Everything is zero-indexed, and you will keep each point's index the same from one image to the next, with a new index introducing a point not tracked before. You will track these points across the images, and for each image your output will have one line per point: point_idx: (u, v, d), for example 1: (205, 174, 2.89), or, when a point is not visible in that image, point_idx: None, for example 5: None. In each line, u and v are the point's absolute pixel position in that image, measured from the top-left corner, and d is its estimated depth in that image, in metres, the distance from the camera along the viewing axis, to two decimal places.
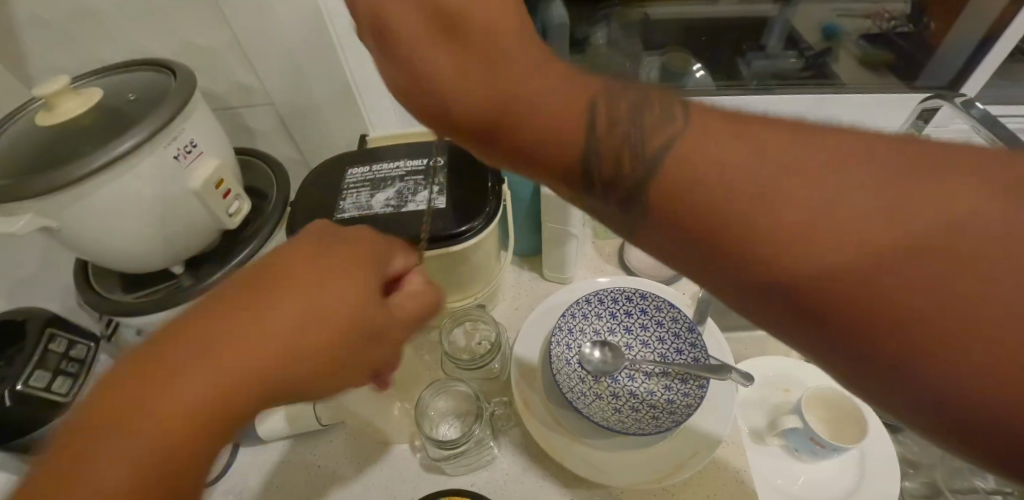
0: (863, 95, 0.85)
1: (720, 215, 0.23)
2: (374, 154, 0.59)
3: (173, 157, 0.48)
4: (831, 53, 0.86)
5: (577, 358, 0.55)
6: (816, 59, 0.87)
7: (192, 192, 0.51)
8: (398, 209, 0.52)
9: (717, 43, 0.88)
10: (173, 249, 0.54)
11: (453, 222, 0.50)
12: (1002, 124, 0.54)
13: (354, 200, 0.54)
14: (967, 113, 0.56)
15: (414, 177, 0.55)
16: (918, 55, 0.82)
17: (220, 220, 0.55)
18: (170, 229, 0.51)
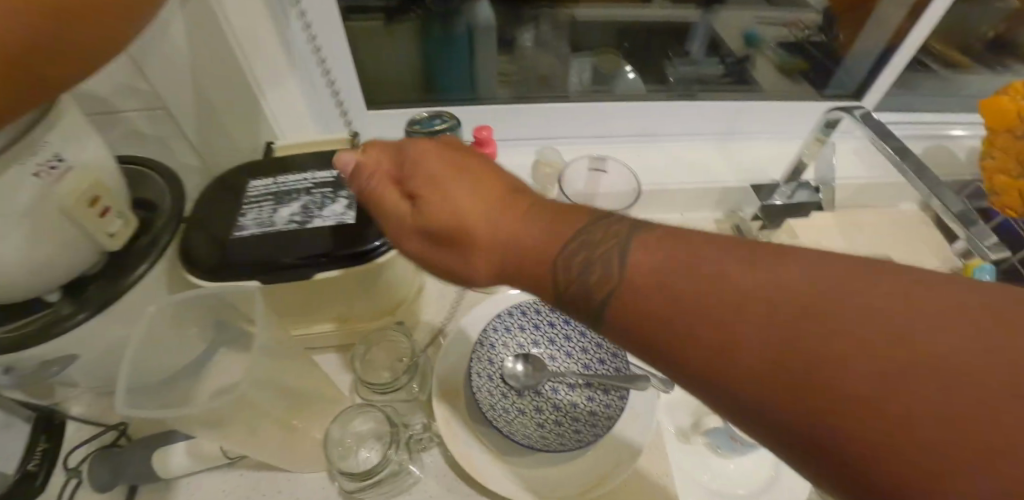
0: (780, 102, 0.88)
1: (664, 320, 0.26)
2: (280, 165, 0.55)
3: (33, 173, 0.41)
4: (750, 60, 0.89)
5: (499, 374, 0.53)
6: (737, 67, 0.90)
7: (58, 212, 0.44)
8: (303, 225, 0.49)
9: (644, 48, 0.89)
10: (41, 277, 0.47)
11: (364, 239, 0.48)
12: (895, 136, 0.57)
13: (255, 216, 0.50)
14: (865, 126, 0.59)
15: (322, 190, 0.51)
16: (826, 64, 0.87)
17: (97, 241, 0.48)
18: (33, 255, 0.44)
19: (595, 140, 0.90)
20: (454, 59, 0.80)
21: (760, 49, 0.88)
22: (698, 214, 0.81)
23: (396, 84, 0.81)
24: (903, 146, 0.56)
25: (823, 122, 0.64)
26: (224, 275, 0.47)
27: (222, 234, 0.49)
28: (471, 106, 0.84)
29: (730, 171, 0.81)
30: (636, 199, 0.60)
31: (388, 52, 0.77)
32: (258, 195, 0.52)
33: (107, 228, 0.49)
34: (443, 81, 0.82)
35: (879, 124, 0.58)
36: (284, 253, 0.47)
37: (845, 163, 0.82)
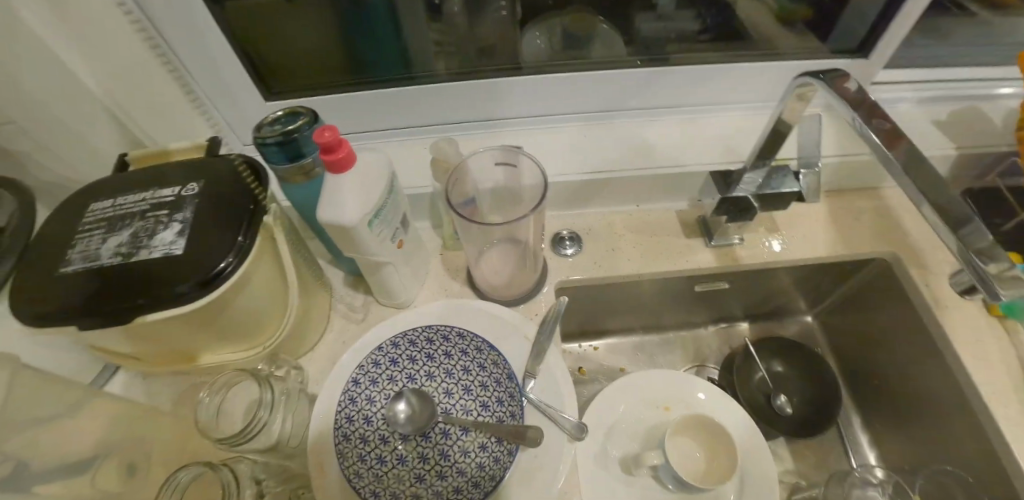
0: (768, 62, 0.72)
1: None
2: (124, 182, 0.48)
3: None
4: (736, 6, 0.70)
5: (379, 415, 0.46)
6: (723, 17, 0.71)
7: None
8: (127, 258, 0.42)
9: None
10: None
11: (195, 271, 0.41)
12: (886, 116, 0.42)
13: (83, 248, 0.43)
14: (839, 99, 0.45)
15: (157, 213, 0.44)
16: (832, 11, 0.69)
17: None
18: None
19: (541, 119, 0.75)
20: (376, 28, 0.65)
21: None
22: (659, 204, 0.69)
23: (311, 65, 0.68)
24: (893, 127, 0.41)
25: (791, 91, 0.50)
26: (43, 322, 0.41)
27: (48, 270, 0.43)
28: (405, 87, 0.69)
29: (697, 154, 0.67)
30: (542, 198, 0.49)
31: (291, 31, 0.63)
32: (92, 222, 0.45)
33: None
34: (367, 58, 0.68)
35: (863, 93, 0.44)
36: (102, 293, 0.41)
37: (843, 137, 0.67)
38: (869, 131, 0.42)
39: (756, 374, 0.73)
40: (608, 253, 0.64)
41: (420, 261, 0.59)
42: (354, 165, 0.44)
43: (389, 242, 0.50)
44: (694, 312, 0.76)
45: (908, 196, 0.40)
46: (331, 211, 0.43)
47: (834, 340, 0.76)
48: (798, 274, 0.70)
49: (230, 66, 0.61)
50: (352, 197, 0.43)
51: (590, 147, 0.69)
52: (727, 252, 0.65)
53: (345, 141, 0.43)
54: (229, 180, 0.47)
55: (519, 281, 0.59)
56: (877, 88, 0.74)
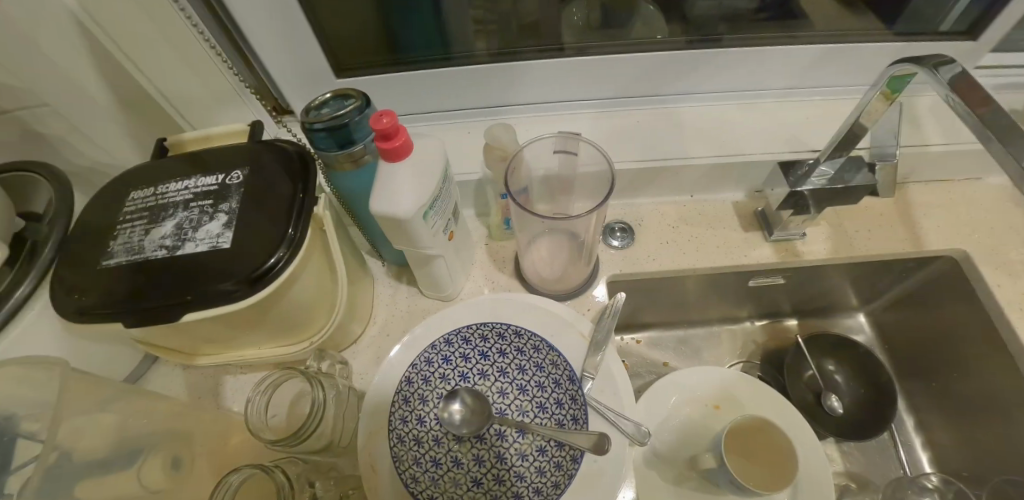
0: (835, 43, 0.67)
1: None
2: (164, 171, 0.46)
3: None
4: None
5: (433, 415, 0.44)
6: None
7: None
8: (173, 251, 0.40)
9: None
10: None
11: (246, 265, 0.39)
12: (996, 103, 0.37)
13: (126, 239, 0.41)
14: (938, 79, 0.40)
15: (201, 203, 0.42)
16: None
17: None
18: None
19: (585, 103, 0.71)
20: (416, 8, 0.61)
21: None
22: (713, 193, 0.65)
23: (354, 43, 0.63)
24: (1012, 119, 0.36)
25: (888, 78, 0.46)
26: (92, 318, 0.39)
27: (91, 262, 0.41)
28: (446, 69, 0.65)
29: (755, 142, 0.63)
30: (607, 193, 0.45)
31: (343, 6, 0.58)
32: (134, 211, 0.43)
33: None
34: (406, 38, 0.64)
35: (971, 79, 0.39)
36: (150, 288, 0.38)
37: (912, 127, 0.64)
38: (979, 121, 0.37)
39: (806, 372, 0.70)
40: (661, 246, 0.61)
41: (466, 254, 0.57)
42: (412, 152, 0.41)
43: (440, 234, 0.47)
44: (743, 307, 0.74)
45: (1011, 177, 0.35)
46: (385, 203, 0.40)
47: (889, 338, 0.73)
48: (857, 270, 0.66)
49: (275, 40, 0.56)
50: (407, 188, 0.41)
51: (641, 134, 0.65)
52: (786, 247, 0.61)
53: (403, 128, 0.40)
54: (274, 167, 0.44)
55: (572, 274, 0.56)
56: None
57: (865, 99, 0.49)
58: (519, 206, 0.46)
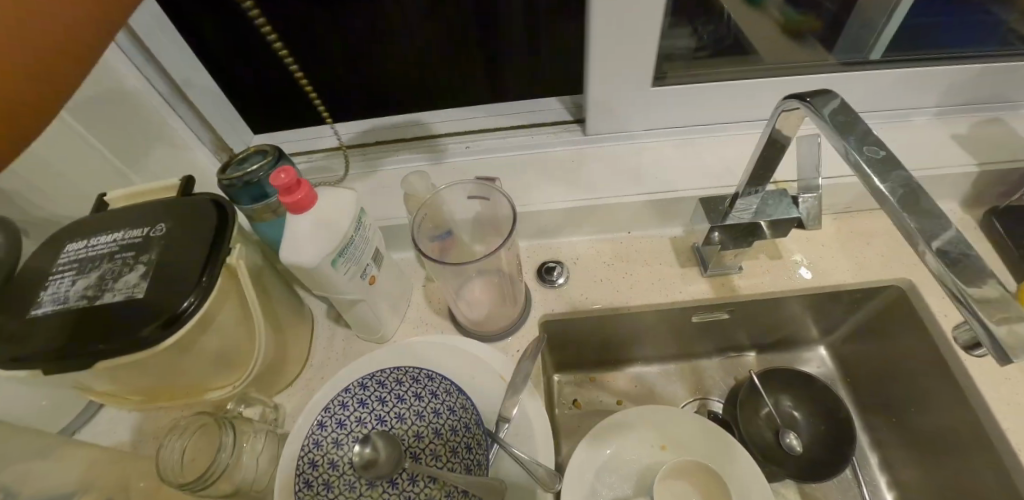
0: (775, 76, 0.67)
1: None
2: (98, 224, 0.48)
3: None
4: (743, 22, 0.68)
5: (346, 459, 0.44)
6: (725, 34, 0.69)
7: None
8: (92, 301, 0.42)
9: None
10: None
11: (155, 313, 0.40)
12: (875, 136, 0.37)
13: (54, 290, 0.44)
14: (822, 119, 0.39)
15: (125, 255, 0.44)
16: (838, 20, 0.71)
17: None
18: None
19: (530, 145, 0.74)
20: None
21: (761, 9, 0.69)
22: (651, 229, 0.66)
23: None
24: (887, 154, 0.36)
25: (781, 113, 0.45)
26: (16, 366, 0.41)
27: (19, 312, 0.43)
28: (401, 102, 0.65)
29: (690, 178, 0.64)
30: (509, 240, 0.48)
31: None
32: (65, 263, 0.45)
33: None
34: None
35: (857, 118, 0.38)
36: (64, 337, 0.40)
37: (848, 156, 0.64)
38: (860, 161, 0.36)
39: (763, 408, 0.68)
40: (596, 284, 0.61)
41: (397, 295, 0.58)
42: (316, 203, 0.43)
43: (357, 280, 0.49)
44: (696, 341, 0.73)
45: (886, 212, 0.34)
46: (291, 254, 0.42)
47: (849, 371, 0.70)
48: (804, 302, 0.65)
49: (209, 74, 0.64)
50: (310, 241, 0.43)
51: (578, 172, 0.66)
52: (723, 281, 0.61)
53: (304, 181, 0.42)
54: (195, 218, 0.47)
55: (499, 314, 0.58)
56: (889, 103, 0.70)
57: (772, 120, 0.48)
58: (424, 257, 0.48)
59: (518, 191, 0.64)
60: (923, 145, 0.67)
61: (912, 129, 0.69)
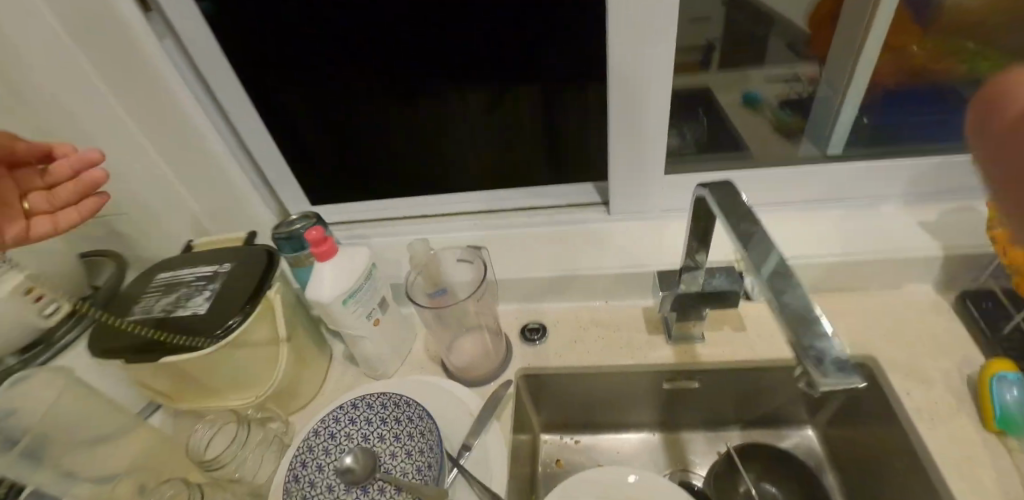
0: (749, 168, 0.78)
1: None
2: (185, 260, 0.65)
3: None
4: (738, 119, 0.80)
5: (331, 466, 0.53)
6: (718, 131, 0.80)
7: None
8: (168, 313, 0.56)
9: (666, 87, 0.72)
10: None
11: (209, 325, 0.54)
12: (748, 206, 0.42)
13: (144, 305, 0.59)
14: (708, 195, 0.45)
15: (198, 283, 0.60)
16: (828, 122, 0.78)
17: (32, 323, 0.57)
18: None
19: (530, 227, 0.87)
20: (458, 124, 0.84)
21: (758, 111, 0.80)
22: (626, 300, 0.74)
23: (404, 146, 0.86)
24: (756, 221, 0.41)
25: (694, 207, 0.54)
26: (104, 355, 0.55)
27: (117, 318, 0.59)
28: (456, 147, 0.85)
29: (661, 253, 0.73)
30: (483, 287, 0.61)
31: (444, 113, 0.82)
32: (156, 287, 0.62)
33: (42, 311, 0.57)
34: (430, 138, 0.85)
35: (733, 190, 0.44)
36: (142, 337, 0.54)
37: (806, 242, 0.71)
38: (731, 228, 0.41)
39: (740, 487, 0.68)
40: (570, 344, 0.69)
41: (401, 339, 0.69)
42: (337, 254, 0.57)
43: (364, 319, 0.61)
44: (677, 412, 0.76)
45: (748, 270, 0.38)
46: (313, 292, 0.56)
47: (835, 455, 0.70)
48: (775, 376, 0.68)
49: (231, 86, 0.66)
50: (329, 282, 0.56)
51: (565, 246, 0.78)
52: (686, 349, 0.67)
53: (329, 238, 0.56)
54: (252, 260, 0.62)
55: (481, 364, 0.66)
56: (856, 197, 0.77)
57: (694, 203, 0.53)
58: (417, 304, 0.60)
59: (509, 260, 0.77)
60: (893, 230, 0.70)
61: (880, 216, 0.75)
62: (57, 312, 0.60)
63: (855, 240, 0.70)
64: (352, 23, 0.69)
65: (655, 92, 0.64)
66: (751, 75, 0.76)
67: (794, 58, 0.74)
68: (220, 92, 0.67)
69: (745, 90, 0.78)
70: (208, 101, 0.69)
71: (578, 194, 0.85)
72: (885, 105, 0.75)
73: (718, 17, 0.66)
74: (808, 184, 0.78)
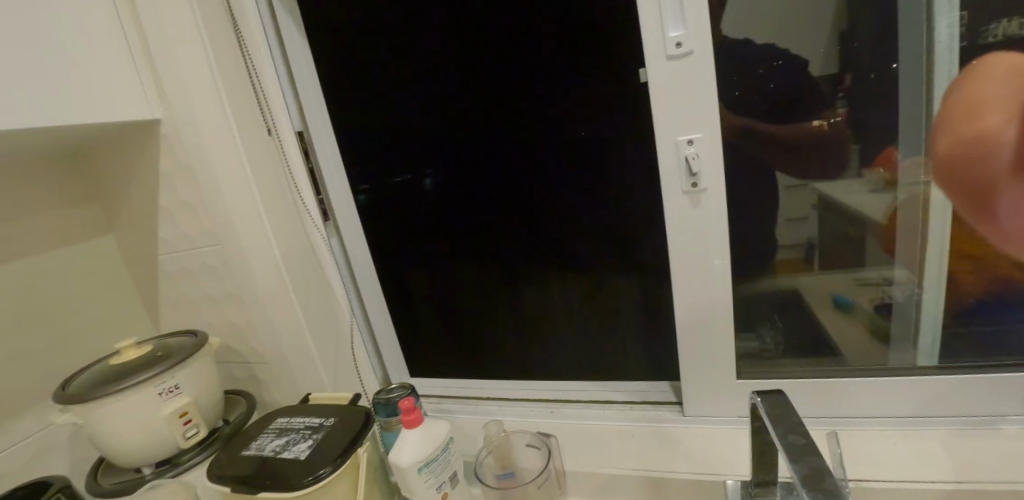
0: (831, 374, 0.77)
1: None
2: (301, 409, 0.78)
3: (157, 393, 0.75)
4: (833, 323, 0.80)
5: None
6: (806, 331, 0.81)
7: (162, 417, 0.75)
8: (278, 453, 0.67)
9: (753, 269, 0.78)
10: (143, 452, 0.76)
11: (303, 471, 0.62)
12: (800, 429, 0.46)
13: (260, 443, 0.71)
14: (763, 409, 0.50)
15: (305, 431, 0.71)
16: (945, 325, 0.74)
17: (174, 441, 0.77)
18: (140, 439, 0.74)
19: (604, 419, 0.90)
20: (561, 291, 0.91)
21: (852, 316, 0.79)
22: None
23: (508, 315, 0.96)
24: (805, 442, 0.44)
25: (750, 412, 0.55)
26: (218, 479, 0.65)
27: (237, 451, 0.70)
28: (565, 318, 0.93)
29: (735, 464, 0.72)
30: (546, 461, 0.68)
31: (552, 288, 0.92)
32: (273, 429, 0.74)
33: (184, 432, 0.78)
34: (533, 304, 0.94)
35: (789, 410, 0.49)
36: (252, 471, 0.64)
37: (900, 467, 0.67)
38: (781, 444, 0.45)
39: None
40: None
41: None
42: (422, 422, 0.65)
43: (434, 490, 0.64)
44: None
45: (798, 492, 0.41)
46: (397, 456, 0.63)
47: None
48: None
49: (364, 262, 0.97)
50: (410, 449, 0.63)
51: (635, 447, 0.80)
52: None
53: (417, 407, 0.65)
54: (350, 416, 0.72)
55: None
56: (960, 423, 0.72)
57: (753, 413, 0.54)
58: (486, 486, 0.65)
59: (580, 456, 0.80)
60: (1015, 459, 0.64)
61: (1003, 438, 0.68)
62: (195, 435, 0.79)
63: (969, 465, 0.65)
64: (466, 215, 0.91)
65: (717, 292, 0.71)
66: (834, 282, 0.79)
67: (869, 266, 0.77)
68: (357, 265, 0.97)
69: (837, 294, 0.79)
70: (342, 264, 0.98)
71: (650, 392, 0.90)
72: (978, 312, 0.73)
73: (808, 220, 0.76)
74: (903, 399, 0.74)
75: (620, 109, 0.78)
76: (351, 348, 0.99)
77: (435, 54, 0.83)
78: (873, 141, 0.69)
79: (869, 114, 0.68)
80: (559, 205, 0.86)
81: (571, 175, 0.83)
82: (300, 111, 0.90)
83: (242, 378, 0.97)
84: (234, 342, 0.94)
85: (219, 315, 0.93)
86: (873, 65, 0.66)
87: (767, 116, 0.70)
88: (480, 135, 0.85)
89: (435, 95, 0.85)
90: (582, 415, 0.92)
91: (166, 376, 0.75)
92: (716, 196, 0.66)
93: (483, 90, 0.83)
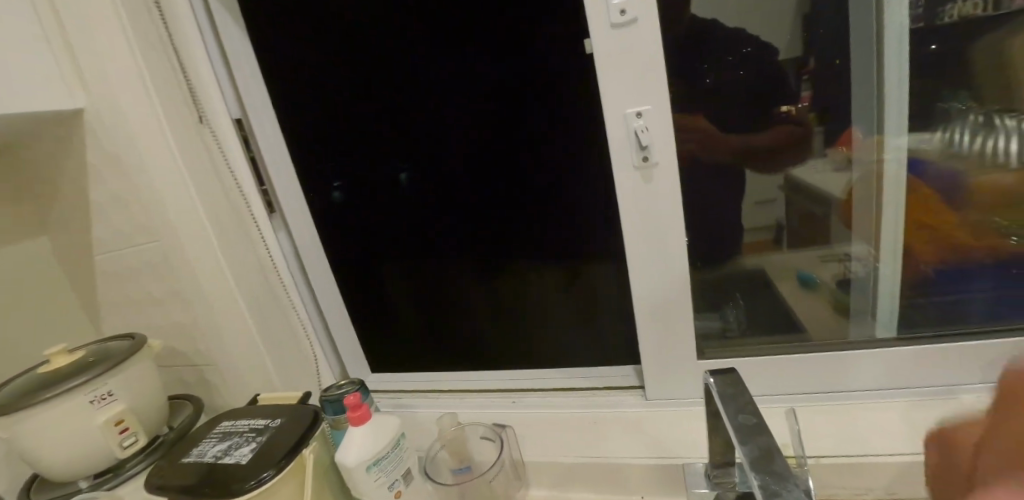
0: (797, 352, 0.75)
1: None
2: (246, 411, 0.73)
3: (89, 402, 0.69)
4: (799, 300, 0.79)
5: None
6: (770, 310, 0.80)
7: (95, 426, 0.70)
8: (218, 459, 0.63)
9: (718, 248, 0.76)
10: (75, 464, 0.71)
11: (243, 476, 0.58)
12: (751, 408, 0.44)
13: (201, 449, 0.66)
14: (716, 389, 0.48)
15: (249, 434, 0.67)
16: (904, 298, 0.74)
17: (110, 451, 0.72)
18: (70, 450, 0.69)
19: (568, 406, 0.88)
20: (523, 280, 0.89)
21: (815, 292, 0.78)
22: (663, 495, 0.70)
23: (470, 306, 0.93)
24: (756, 421, 0.43)
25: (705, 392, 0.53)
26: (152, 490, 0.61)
27: (175, 459, 0.66)
28: (528, 307, 0.90)
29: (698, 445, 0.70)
30: (501, 451, 0.66)
31: (513, 276, 0.89)
32: (215, 434, 0.69)
33: (121, 441, 0.73)
34: (495, 293, 0.91)
35: (742, 388, 0.47)
36: (189, 479, 0.60)
37: (860, 440, 0.66)
38: (732, 424, 0.43)
39: None
40: None
41: None
42: (370, 419, 0.62)
43: (387, 488, 0.61)
44: None
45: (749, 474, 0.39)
46: (343, 455, 0.59)
47: None
48: None
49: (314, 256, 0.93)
50: (358, 448, 0.60)
51: (599, 434, 0.78)
52: None
53: (363, 404, 0.61)
54: (297, 416, 0.68)
55: None
56: (918, 392, 0.72)
57: (707, 393, 0.52)
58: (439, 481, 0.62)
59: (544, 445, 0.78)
60: None
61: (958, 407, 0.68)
62: (134, 445, 0.74)
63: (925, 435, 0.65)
64: (421, 205, 0.88)
65: (675, 272, 0.69)
66: (794, 258, 0.78)
67: (828, 242, 0.76)
68: (307, 260, 0.93)
69: (801, 271, 0.78)
70: (292, 259, 0.95)
71: (615, 377, 0.88)
72: (935, 284, 0.72)
73: (776, 198, 0.74)
74: (864, 372, 0.73)
75: (575, 89, 0.75)
76: (306, 345, 0.96)
77: (380, 37, 0.79)
78: (832, 119, 0.68)
79: (827, 89, 0.66)
80: (513, 189, 0.83)
81: (527, 159, 0.80)
82: (239, 98, 0.85)
83: (190, 381, 0.92)
84: (179, 345, 0.88)
85: (162, 318, 0.87)
86: (831, 40, 0.64)
87: (723, 95, 0.68)
88: (431, 120, 0.81)
89: (384, 79, 0.81)
90: (547, 404, 0.90)
91: (98, 383, 0.70)
92: (669, 173, 0.63)
93: (434, 73, 0.79)
